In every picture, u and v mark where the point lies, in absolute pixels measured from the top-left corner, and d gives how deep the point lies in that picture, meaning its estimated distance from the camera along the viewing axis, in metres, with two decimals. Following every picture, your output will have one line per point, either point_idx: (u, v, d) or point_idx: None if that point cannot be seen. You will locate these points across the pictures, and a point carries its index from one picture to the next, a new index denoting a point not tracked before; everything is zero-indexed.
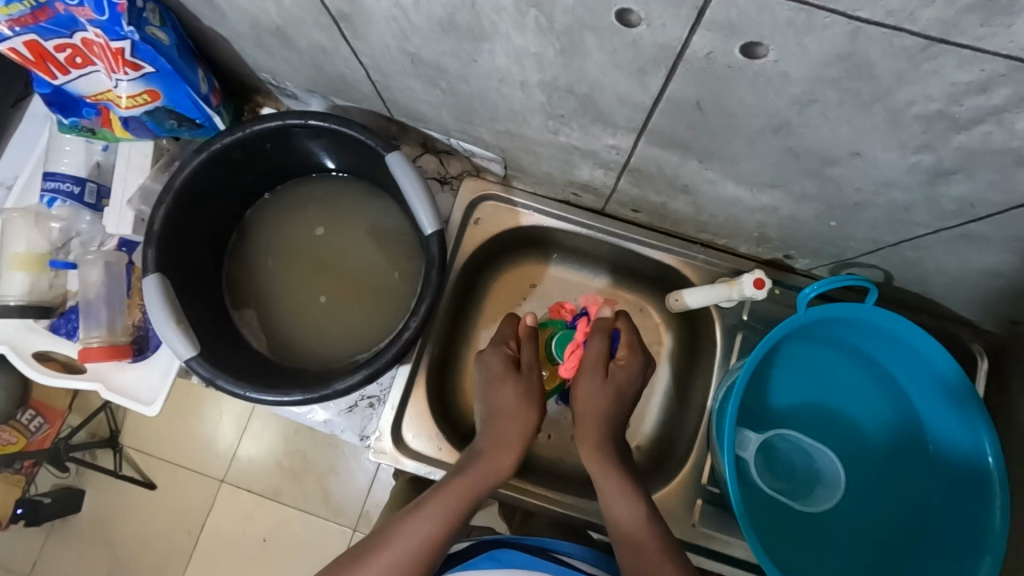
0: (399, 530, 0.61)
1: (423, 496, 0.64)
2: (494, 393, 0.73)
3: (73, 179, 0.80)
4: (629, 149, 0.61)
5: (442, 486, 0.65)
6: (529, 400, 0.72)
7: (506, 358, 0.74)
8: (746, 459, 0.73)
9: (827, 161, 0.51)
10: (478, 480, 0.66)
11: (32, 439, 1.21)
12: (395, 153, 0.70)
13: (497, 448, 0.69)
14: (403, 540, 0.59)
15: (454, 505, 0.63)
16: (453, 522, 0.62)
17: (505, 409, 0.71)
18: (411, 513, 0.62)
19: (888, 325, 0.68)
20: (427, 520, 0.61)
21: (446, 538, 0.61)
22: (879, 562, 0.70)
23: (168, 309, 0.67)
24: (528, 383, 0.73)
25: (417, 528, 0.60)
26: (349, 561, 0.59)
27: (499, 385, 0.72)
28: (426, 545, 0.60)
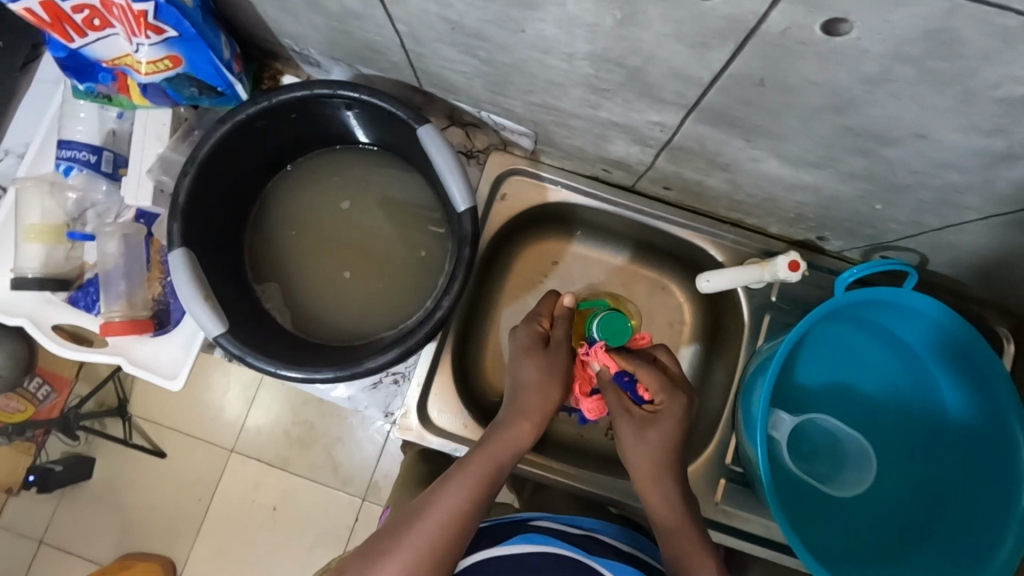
0: (428, 506, 0.59)
1: (448, 470, 0.62)
2: (519, 365, 0.71)
3: (89, 148, 0.77)
4: (673, 126, 0.59)
5: (467, 459, 0.63)
6: (554, 374, 0.70)
7: (536, 333, 0.73)
8: (776, 440, 0.73)
9: (885, 142, 0.50)
10: (504, 452, 0.65)
11: (40, 408, 1.24)
12: (427, 125, 0.68)
13: (523, 418, 0.68)
14: (432, 516, 0.58)
15: (481, 477, 0.62)
16: (482, 494, 0.61)
17: (539, 383, 0.70)
18: (438, 488, 0.60)
19: (926, 310, 0.67)
20: (456, 494, 0.60)
21: (475, 511, 0.60)
22: (901, 539, 0.72)
23: (197, 284, 0.66)
24: (551, 360, 0.71)
25: (446, 504, 0.59)
26: (378, 543, 0.57)
27: (524, 357, 0.71)
28: (456, 519, 0.58)
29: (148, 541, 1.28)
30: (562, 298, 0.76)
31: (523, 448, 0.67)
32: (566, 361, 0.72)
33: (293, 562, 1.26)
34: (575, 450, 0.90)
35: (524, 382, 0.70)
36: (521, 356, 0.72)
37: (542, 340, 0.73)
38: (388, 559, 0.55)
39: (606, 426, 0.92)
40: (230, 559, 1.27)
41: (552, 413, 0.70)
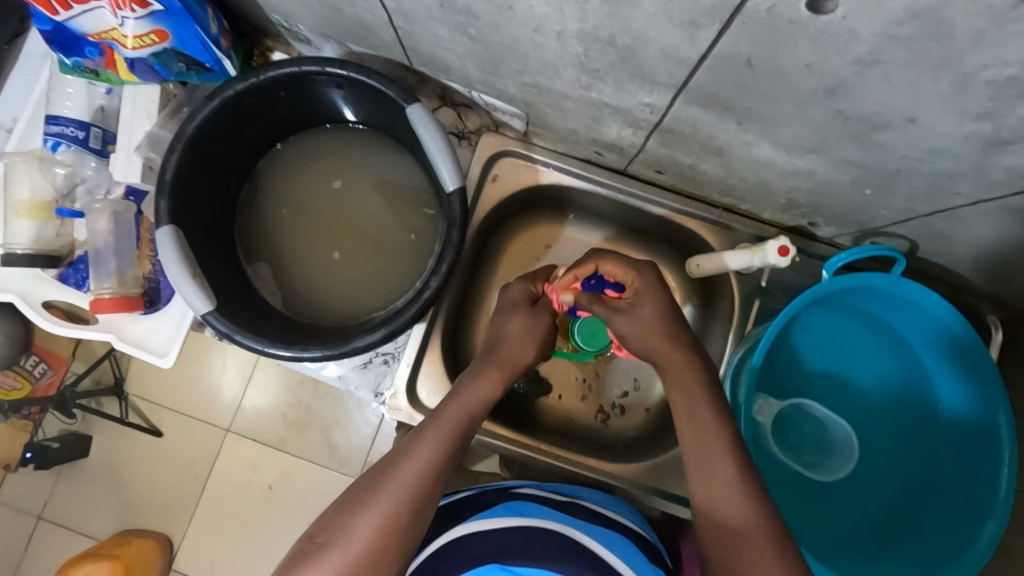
0: (405, 456, 0.56)
1: (423, 423, 0.60)
2: (502, 320, 0.73)
3: (77, 124, 0.77)
4: (665, 108, 0.59)
5: (440, 412, 0.61)
6: (533, 333, 0.72)
7: (528, 292, 0.74)
8: (762, 424, 0.74)
9: (877, 127, 0.49)
10: (474, 402, 0.64)
11: (37, 386, 1.24)
12: (416, 105, 0.67)
13: (494, 369, 0.67)
14: (410, 463, 0.55)
15: (454, 427, 0.60)
16: (456, 442, 0.59)
17: (516, 337, 0.71)
18: (414, 439, 0.58)
19: (912, 296, 0.67)
20: (432, 444, 0.57)
21: (451, 459, 0.57)
22: (884, 522, 0.72)
23: (183, 262, 0.66)
24: (536, 319, 0.72)
25: (422, 453, 0.56)
26: (355, 492, 0.53)
27: (510, 312, 0.73)
28: (433, 467, 0.55)
29: (146, 519, 1.29)
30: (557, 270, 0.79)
31: (491, 401, 0.65)
32: (547, 325, 0.73)
33: (289, 541, 1.27)
34: (565, 432, 0.91)
35: (505, 334, 0.71)
36: (507, 310, 0.73)
37: (530, 300, 0.74)
38: (366, 507, 0.51)
39: (596, 409, 0.93)
40: (227, 537, 1.28)
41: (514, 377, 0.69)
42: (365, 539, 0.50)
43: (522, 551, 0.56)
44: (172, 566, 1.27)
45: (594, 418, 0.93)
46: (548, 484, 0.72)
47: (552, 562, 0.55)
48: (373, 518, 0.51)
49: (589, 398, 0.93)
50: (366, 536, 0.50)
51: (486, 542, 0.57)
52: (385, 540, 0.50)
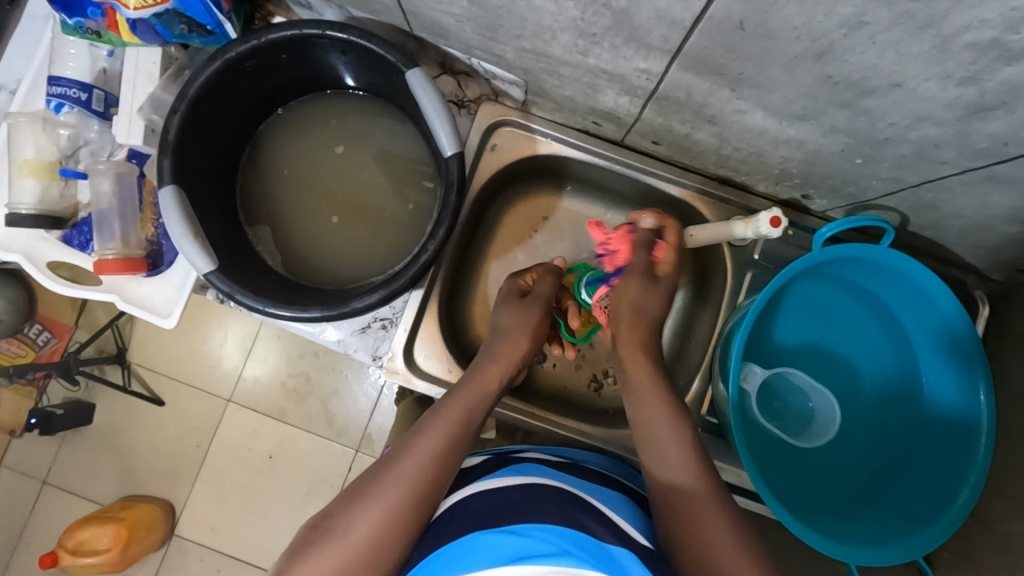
0: (405, 452, 0.58)
1: (422, 422, 0.62)
2: (496, 315, 0.77)
3: (79, 86, 0.77)
4: (660, 74, 0.59)
5: (439, 407, 0.64)
6: (526, 325, 0.74)
7: (517, 287, 0.79)
8: (749, 392, 0.75)
9: (864, 93, 0.50)
10: (473, 399, 0.66)
11: (41, 352, 1.26)
12: (416, 69, 0.68)
13: (490, 364, 0.70)
14: (409, 459, 0.57)
15: (452, 423, 0.62)
16: (456, 439, 0.61)
17: (512, 330, 0.74)
18: (414, 436, 0.60)
19: (899, 267, 0.69)
20: (432, 440, 0.60)
21: (453, 455, 0.60)
22: (864, 488, 0.75)
23: (185, 222, 0.67)
24: (528, 311, 0.75)
25: (421, 447, 0.59)
26: (361, 485, 0.56)
27: (501, 306, 0.77)
28: (433, 461, 0.58)
29: (148, 485, 1.32)
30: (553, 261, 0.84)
31: (496, 393, 0.68)
32: (540, 314, 0.76)
33: (288, 509, 1.30)
34: (559, 401, 0.93)
35: (499, 326, 0.75)
36: (504, 303, 0.77)
37: (522, 293, 0.78)
38: (367, 502, 0.54)
39: (590, 378, 0.95)
40: (227, 503, 1.31)
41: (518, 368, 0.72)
42: (367, 529, 0.52)
43: (519, 506, 0.55)
44: (174, 531, 1.31)
45: (587, 388, 0.95)
46: (553, 448, 0.75)
47: (548, 514, 0.53)
48: (374, 510, 0.53)
49: (583, 367, 0.95)
50: (367, 529, 0.52)
51: (485, 506, 0.57)
52: (387, 529, 0.52)
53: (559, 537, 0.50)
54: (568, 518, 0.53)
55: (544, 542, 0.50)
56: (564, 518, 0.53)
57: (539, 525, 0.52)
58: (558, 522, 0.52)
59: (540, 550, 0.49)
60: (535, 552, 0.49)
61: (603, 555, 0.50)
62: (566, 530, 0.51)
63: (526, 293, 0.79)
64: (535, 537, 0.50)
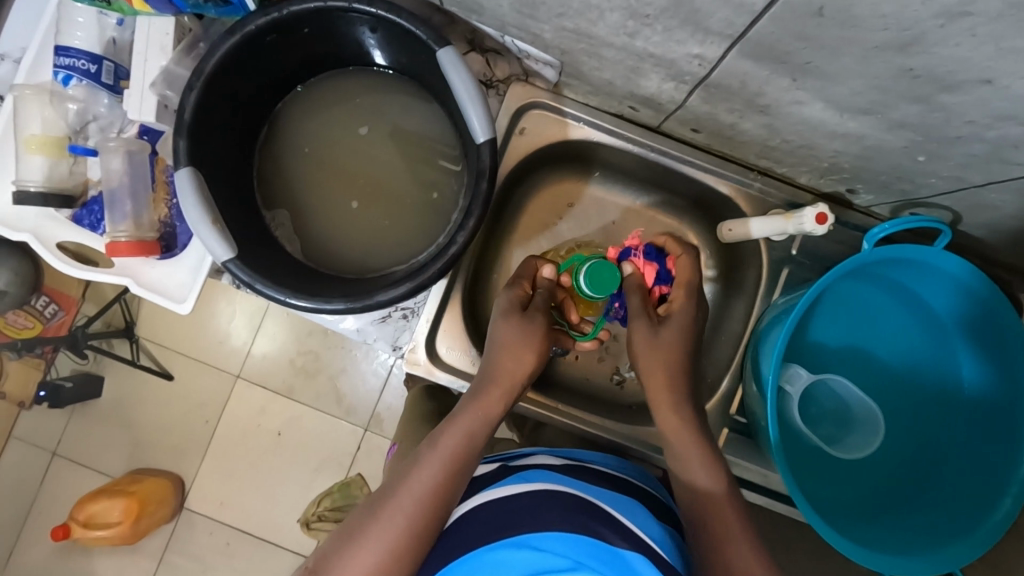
0: (401, 484, 0.56)
1: (420, 449, 0.60)
2: (496, 327, 0.71)
3: (88, 57, 0.73)
4: (715, 60, 0.55)
5: (438, 435, 0.61)
6: (529, 338, 0.69)
7: (517, 297, 0.73)
8: (788, 394, 0.73)
9: (946, 88, 0.46)
10: (473, 425, 0.62)
11: (48, 325, 1.24)
12: (448, 48, 0.63)
13: (492, 385, 0.66)
14: (406, 494, 0.55)
15: (452, 453, 0.59)
16: (455, 470, 0.58)
17: (513, 344, 0.69)
18: (412, 468, 0.58)
19: (951, 269, 0.65)
20: (429, 472, 0.57)
21: (452, 485, 0.57)
22: (899, 493, 0.73)
23: (202, 205, 0.63)
24: (528, 325, 0.70)
25: (418, 480, 0.56)
26: (355, 523, 0.54)
27: (500, 321, 0.71)
28: (431, 495, 0.55)
29: (157, 459, 1.32)
30: (543, 266, 0.77)
31: (496, 417, 0.65)
32: (543, 325, 0.71)
33: (295, 485, 1.30)
34: (580, 392, 0.91)
35: (497, 344, 0.69)
36: (499, 318, 0.71)
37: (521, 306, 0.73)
38: (363, 541, 0.52)
39: (612, 369, 0.92)
40: (235, 478, 1.31)
41: (519, 390, 0.67)
42: (362, 573, 0.50)
43: (527, 515, 0.53)
44: (184, 506, 1.31)
45: (609, 380, 0.92)
46: (561, 449, 0.72)
47: (560, 520, 0.52)
48: (370, 551, 0.51)
49: (606, 359, 0.92)
50: (360, 572, 0.50)
51: (494, 512, 0.55)
52: (384, 570, 0.50)
53: (569, 547, 0.49)
54: (578, 523, 0.52)
55: (555, 555, 0.49)
56: (575, 523, 0.52)
57: (547, 533, 0.51)
58: (568, 530, 0.51)
59: (550, 564, 0.49)
60: (547, 567, 0.48)
61: (615, 561, 0.49)
62: (575, 536, 0.50)
63: (525, 305, 0.73)
64: (546, 550, 0.49)
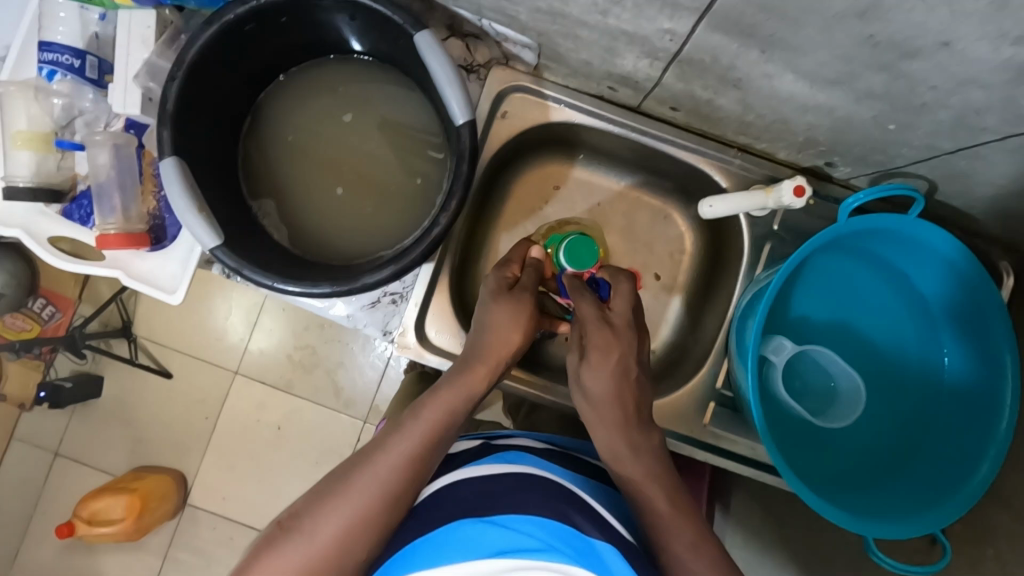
0: (380, 451, 0.56)
1: (401, 419, 0.60)
2: (485, 310, 0.69)
3: (72, 52, 0.74)
4: (684, 35, 0.56)
5: (420, 408, 0.61)
6: (519, 319, 0.68)
7: (505, 279, 0.72)
8: (773, 364, 0.74)
9: (907, 54, 0.47)
10: (455, 400, 0.62)
11: (46, 327, 1.23)
12: (425, 32, 0.64)
13: (479, 363, 0.65)
14: (382, 460, 0.55)
15: (432, 425, 0.59)
16: (432, 445, 0.58)
17: (502, 325, 0.67)
18: (390, 435, 0.58)
19: (928, 238, 0.67)
20: (407, 441, 0.57)
21: (429, 456, 0.58)
22: (883, 461, 0.74)
23: (189, 195, 0.64)
24: (517, 302, 0.69)
25: (396, 450, 0.56)
26: (329, 484, 0.54)
27: (492, 302, 0.69)
28: (407, 463, 0.56)
29: (159, 456, 1.33)
30: (532, 248, 0.76)
31: (480, 393, 0.64)
32: (531, 304, 0.70)
33: (296, 478, 1.31)
34: None
35: (486, 325, 0.68)
36: (487, 300, 0.70)
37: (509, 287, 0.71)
38: (336, 501, 0.52)
39: None
40: (237, 472, 1.32)
41: (508, 363, 0.67)
42: (330, 534, 0.50)
43: (506, 498, 0.56)
44: (187, 501, 1.32)
45: None
46: (541, 434, 0.74)
47: (538, 505, 0.54)
48: (342, 512, 0.52)
49: None
50: (331, 531, 0.51)
51: (472, 492, 0.57)
52: (353, 531, 0.51)
53: (546, 532, 0.51)
54: (555, 510, 0.54)
55: (531, 538, 0.51)
56: (553, 510, 0.54)
57: (525, 516, 0.52)
58: (547, 516, 0.53)
59: (524, 545, 0.50)
60: (521, 546, 0.50)
61: (589, 553, 0.51)
62: (553, 523, 0.52)
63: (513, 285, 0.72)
64: (522, 532, 0.51)
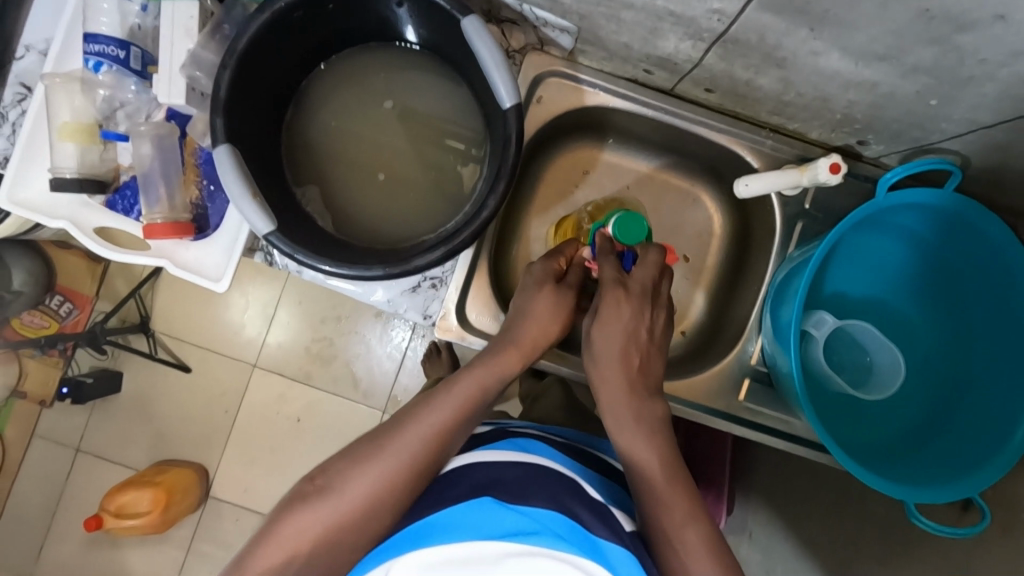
0: (410, 420, 0.59)
1: (436, 388, 0.63)
2: (527, 297, 0.70)
3: (117, 43, 0.75)
4: (734, 15, 0.58)
5: (453, 380, 0.63)
6: (561, 311, 0.69)
7: (552, 270, 0.71)
8: (812, 338, 0.76)
9: (961, 27, 0.49)
10: (486, 378, 0.63)
11: (64, 323, 1.27)
12: (472, 17, 0.65)
13: (512, 348, 0.67)
14: (412, 429, 0.58)
15: (465, 399, 0.61)
16: (461, 417, 0.61)
17: (541, 315, 0.68)
18: (424, 405, 0.61)
19: (960, 211, 0.69)
20: (439, 412, 0.60)
21: (457, 430, 0.60)
22: (916, 430, 0.76)
23: (243, 181, 0.65)
24: (562, 296, 0.70)
25: (426, 420, 0.59)
26: (360, 446, 0.58)
27: (535, 291, 0.69)
28: (436, 434, 0.59)
29: (181, 449, 1.35)
30: (582, 248, 0.75)
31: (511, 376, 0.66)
32: (573, 301, 0.70)
33: None
34: None
35: (527, 312, 0.68)
36: (530, 288, 0.70)
37: (557, 279, 0.71)
38: (366, 465, 0.56)
39: None
40: (258, 465, 1.34)
41: (539, 354, 0.69)
42: (360, 495, 0.55)
43: (517, 483, 0.57)
44: (208, 493, 1.34)
45: None
46: (549, 428, 0.77)
47: (549, 495, 0.56)
48: (370, 475, 0.55)
49: None
50: (361, 493, 0.55)
51: (484, 475, 0.58)
52: (380, 494, 0.55)
53: (555, 521, 0.53)
54: (563, 501, 0.56)
55: (540, 524, 0.52)
56: (562, 501, 0.56)
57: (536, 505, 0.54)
58: (556, 506, 0.54)
59: (534, 530, 0.52)
60: (530, 532, 0.52)
61: (593, 544, 0.53)
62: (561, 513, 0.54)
63: (560, 277, 0.72)
64: (532, 518, 0.53)
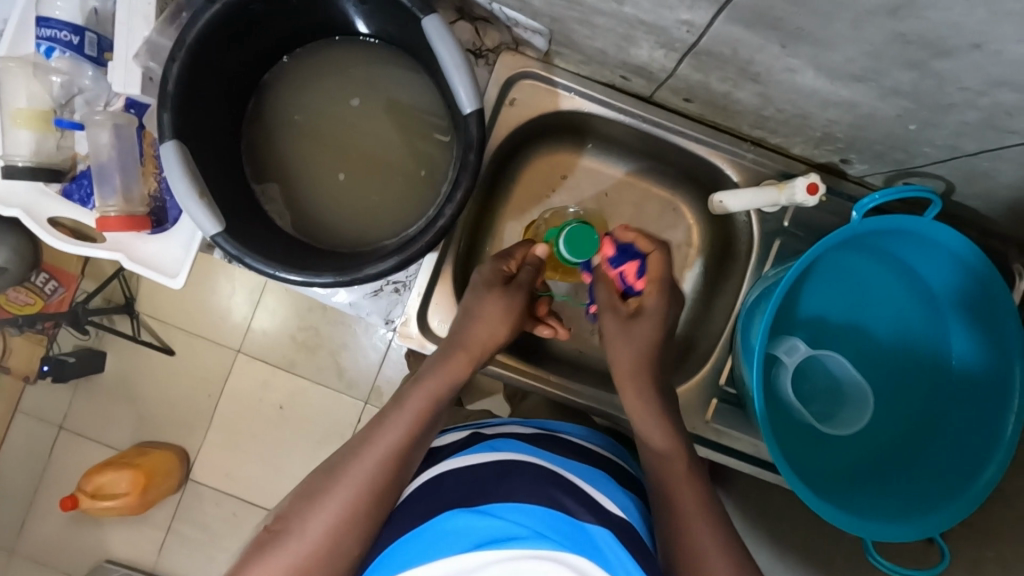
0: (364, 446, 0.57)
1: (387, 409, 0.61)
2: (476, 300, 0.68)
3: (70, 28, 0.72)
4: (704, 27, 0.54)
5: (405, 396, 0.61)
6: (512, 314, 0.68)
7: (500, 271, 0.70)
8: (785, 365, 0.74)
9: (939, 53, 0.46)
10: (439, 389, 0.62)
11: (49, 301, 1.24)
12: (432, 16, 0.62)
13: (461, 351, 0.65)
14: (368, 456, 0.56)
15: (418, 413, 0.59)
16: (419, 433, 0.59)
17: (493, 319, 0.67)
18: (379, 427, 0.58)
19: (940, 237, 0.65)
20: (395, 431, 0.58)
21: (413, 451, 0.58)
22: (887, 461, 0.74)
23: (190, 180, 0.63)
24: (511, 298, 0.68)
25: (381, 442, 0.57)
26: (316, 482, 0.56)
27: (484, 294, 0.67)
28: (392, 459, 0.56)
29: (163, 431, 1.34)
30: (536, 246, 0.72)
31: (462, 380, 0.64)
32: (524, 302, 0.69)
33: (300, 457, 1.32)
34: (574, 363, 0.92)
35: (479, 317, 0.67)
36: (479, 291, 0.68)
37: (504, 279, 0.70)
38: (322, 500, 0.53)
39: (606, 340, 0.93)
40: (241, 450, 1.33)
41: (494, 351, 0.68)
42: (320, 531, 0.52)
43: (493, 485, 0.54)
44: (188, 477, 1.33)
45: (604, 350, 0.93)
46: (532, 419, 0.72)
47: (524, 492, 0.53)
48: (328, 510, 0.53)
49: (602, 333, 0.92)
50: (321, 530, 0.52)
51: (458, 484, 0.56)
52: (338, 530, 0.52)
53: (534, 518, 0.50)
54: (544, 496, 0.53)
55: (517, 524, 0.50)
56: (540, 495, 0.53)
57: (512, 504, 0.51)
58: (534, 502, 0.52)
59: (511, 532, 0.50)
60: (506, 535, 0.49)
61: (581, 538, 0.50)
62: (541, 509, 0.51)
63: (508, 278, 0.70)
64: (509, 519, 0.50)
